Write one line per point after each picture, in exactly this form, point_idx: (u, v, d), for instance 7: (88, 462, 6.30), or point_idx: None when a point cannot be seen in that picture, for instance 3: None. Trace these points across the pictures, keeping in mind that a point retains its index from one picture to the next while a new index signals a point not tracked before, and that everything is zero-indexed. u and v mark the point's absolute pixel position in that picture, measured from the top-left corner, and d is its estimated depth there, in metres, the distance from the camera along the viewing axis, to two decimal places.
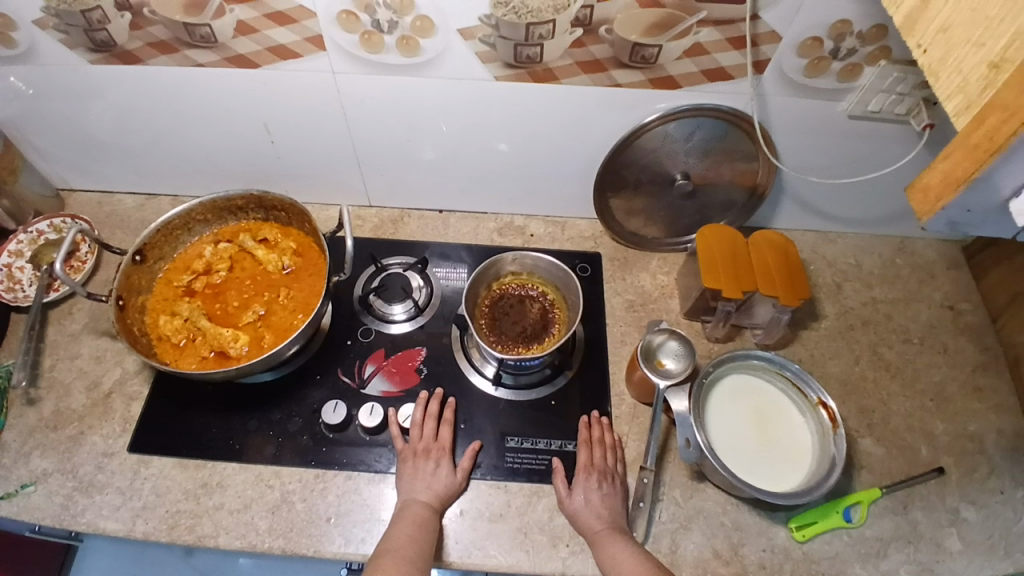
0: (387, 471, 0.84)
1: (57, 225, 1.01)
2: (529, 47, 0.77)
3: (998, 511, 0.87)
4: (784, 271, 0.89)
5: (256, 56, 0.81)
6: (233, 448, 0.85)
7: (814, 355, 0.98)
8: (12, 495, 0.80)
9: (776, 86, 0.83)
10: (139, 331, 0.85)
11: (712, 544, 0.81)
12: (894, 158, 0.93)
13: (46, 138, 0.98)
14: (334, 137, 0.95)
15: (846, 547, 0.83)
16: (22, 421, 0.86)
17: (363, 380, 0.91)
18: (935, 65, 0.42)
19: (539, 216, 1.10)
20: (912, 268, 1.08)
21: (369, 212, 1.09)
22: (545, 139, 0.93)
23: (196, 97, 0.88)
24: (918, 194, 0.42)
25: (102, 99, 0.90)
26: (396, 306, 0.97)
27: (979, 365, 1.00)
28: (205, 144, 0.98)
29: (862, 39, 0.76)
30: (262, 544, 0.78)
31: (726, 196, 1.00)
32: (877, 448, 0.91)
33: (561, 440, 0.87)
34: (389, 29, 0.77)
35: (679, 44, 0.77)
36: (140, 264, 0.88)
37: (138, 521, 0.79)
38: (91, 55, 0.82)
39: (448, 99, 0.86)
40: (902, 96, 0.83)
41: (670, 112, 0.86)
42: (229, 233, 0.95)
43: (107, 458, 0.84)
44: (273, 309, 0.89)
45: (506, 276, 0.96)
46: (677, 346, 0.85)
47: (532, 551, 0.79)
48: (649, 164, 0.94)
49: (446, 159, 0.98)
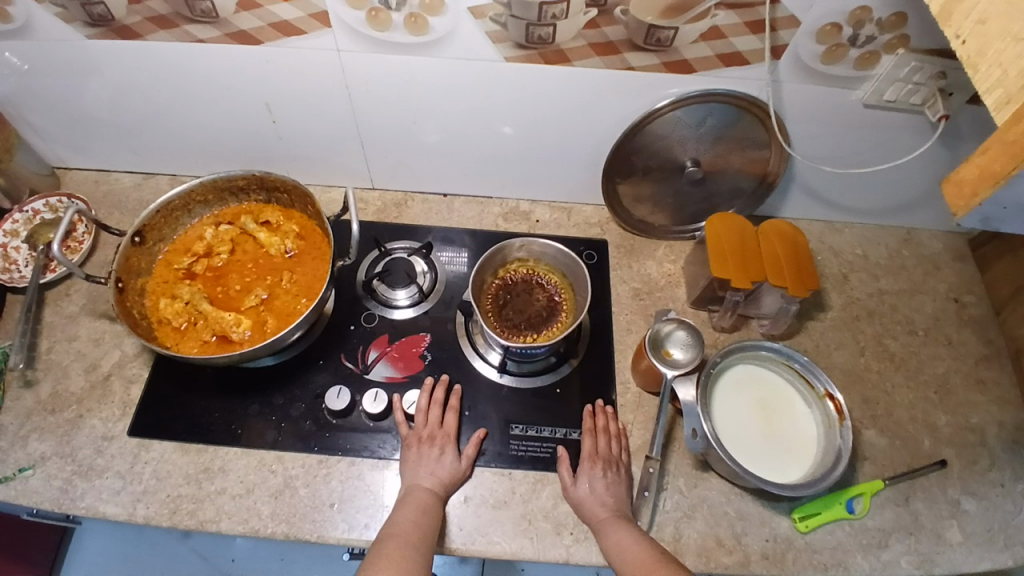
0: (390, 458, 0.83)
1: (53, 204, 0.99)
2: (541, 28, 0.75)
3: (997, 503, 0.88)
4: (793, 261, 0.88)
5: (258, 33, 0.79)
6: (234, 433, 0.84)
7: (820, 346, 0.98)
8: (10, 478, 0.79)
9: (792, 73, 0.81)
10: (139, 314, 0.83)
11: (715, 532, 0.81)
12: (907, 149, 0.92)
13: (41, 115, 0.96)
14: (337, 118, 0.93)
15: (847, 537, 0.83)
16: (20, 404, 0.85)
17: (366, 365, 0.90)
18: (973, 56, 0.41)
19: (544, 202, 1.08)
20: (918, 260, 1.08)
21: (372, 195, 1.07)
22: (553, 123, 0.91)
23: (196, 75, 0.86)
24: (952, 188, 0.41)
25: (100, 76, 0.87)
26: (400, 291, 0.95)
27: (982, 358, 0.99)
28: (205, 123, 0.95)
29: (881, 27, 0.74)
30: (265, 529, 0.78)
31: (735, 184, 0.98)
32: (880, 439, 0.91)
33: (566, 428, 0.87)
34: (397, 6, 0.74)
35: (695, 27, 0.75)
36: (140, 245, 0.86)
37: (139, 506, 0.79)
38: (88, 29, 0.80)
39: (454, 80, 0.84)
40: (918, 86, 0.81)
41: (682, 98, 0.85)
42: (230, 214, 0.94)
43: (107, 442, 0.83)
44: (276, 293, 0.87)
45: (513, 262, 0.95)
46: (684, 336, 0.85)
47: (535, 538, 0.79)
48: (659, 150, 0.93)
49: (451, 142, 0.96)
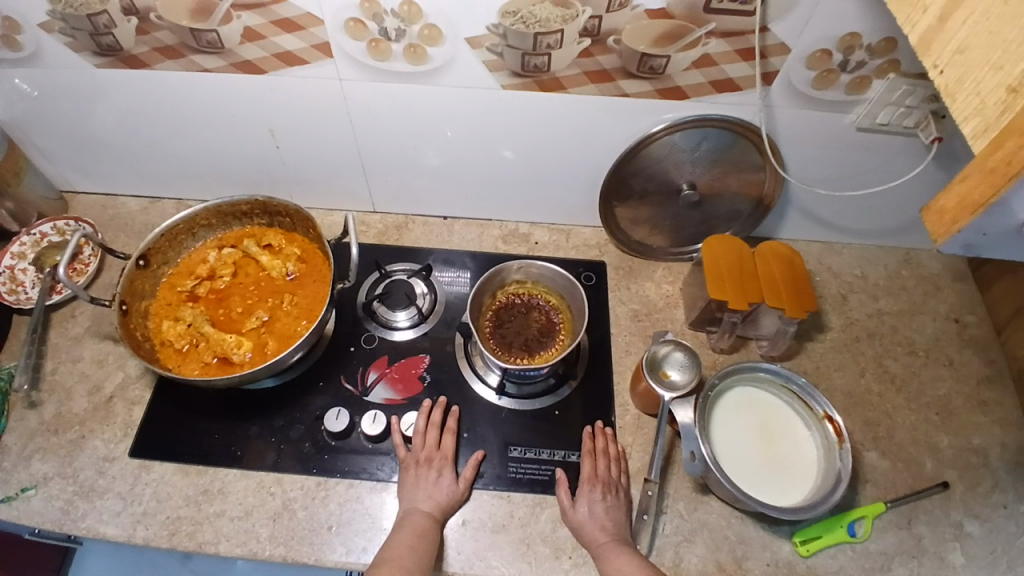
0: (389, 480, 0.83)
1: (61, 227, 1.00)
2: (537, 57, 0.77)
3: (1001, 526, 0.87)
4: (790, 283, 0.88)
5: (263, 62, 0.81)
6: (234, 454, 0.85)
7: (819, 367, 0.97)
8: (12, 498, 0.80)
9: (785, 98, 0.82)
10: (142, 336, 0.85)
11: (715, 556, 0.81)
12: (902, 171, 0.93)
13: (50, 141, 0.98)
14: (340, 144, 0.95)
15: (850, 561, 0.82)
16: (23, 425, 0.86)
17: (366, 387, 0.90)
18: (953, 86, 0.42)
19: (544, 224, 1.09)
20: (917, 280, 1.08)
21: (374, 218, 1.09)
22: (551, 148, 0.93)
23: (201, 103, 0.88)
24: (933, 215, 0.42)
25: (108, 102, 0.90)
26: (400, 313, 0.97)
27: (983, 379, 0.99)
28: (210, 148, 0.98)
29: (871, 52, 0.76)
30: (263, 552, 0.78)
31: (732, 207, 0.99)
32: (882, 461, 0.90)
33: (564, 451, 0.87)
34: (397, 37, 0.76)
35: (688, 55, 0.77)
36: (145, 268, 0.88)
37: (138, 528, 0.79)
38: (97, 59, 0.82)
39: (453, 106, 0.86)
40: (910, 109, 0.82)
41: (677, 122, 0.86)
42: (233, 238, 0.95)
43: (108, 463, 0.84)
44: (277, 315, 0.88)
45: (511, 284, 0.96)
46: (681, 357, 0.85)
47: (534, 563, 0.79)
48: (656, 173, 0.94)
49: (451, 166, 0.98)
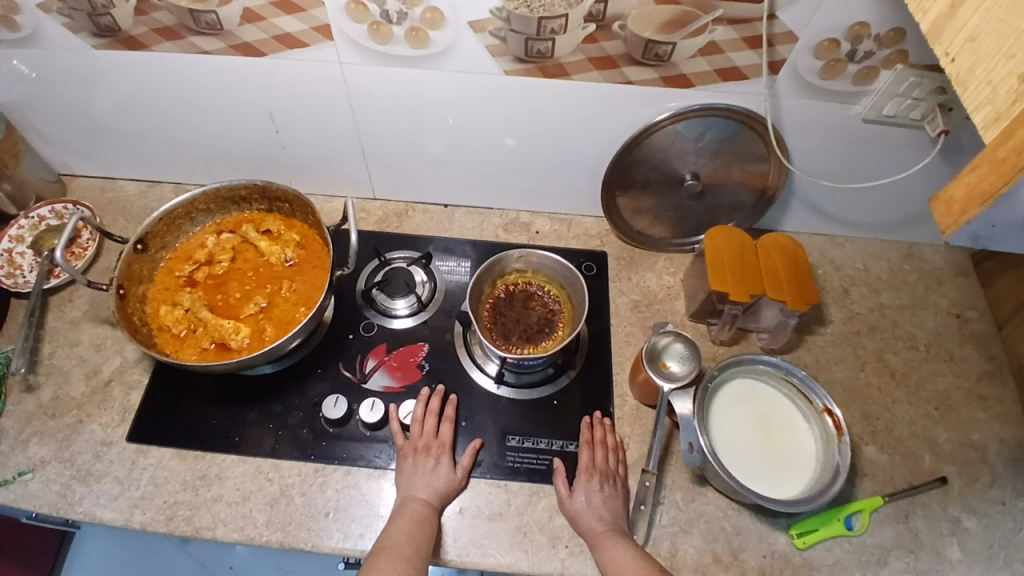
0: (386, 468, 0.83)
1: (59, 211, 1.00)
2: (540, 42, 0.76)
3: (998, 521, 0.87)
4: (792, 276, 0.87)
5: (263, 45, 0.80)
6: (232, 440, 0.85)
7: (819, 360, 0.97)
8: (10, 482, 0.80)
9: (791, 88, 0.81)
10: (140, 321, 0.84)
11: (712, 548, 0.81)
12: (908, 164, 0.92)
13: (49, 123, 0.97)
14: (340, 130, 0.94)
15: (846, 554, 0.82)
16: (21, 408, 0.86)
17: (364, 374, 0.90)
18: (963, 74, 0.41)
19: (545, 213, 1.09)
20: (920, 275, 1.07)
21: (374, 205, 1.08)
22: (553, 136, 0.92)
23: (200, 86, 0.87)
24: (941, 206, 0.41)
25: (107, 84, 0.89)
26: (399, 301, 0.96)
27: (984, 374, 0.98)
28: (209, 132, 0.97)
29: (879, 42, 0.75)
30: (260, 537, 0.78)
31: (735, 198, 0.98)
32: (880, 455, 0.90)
33: (562, 440, 0.87)
34: (398, 20, 0.75)
35: (694, 42, 0.76)
36: (142, 252, 0.87)
37: (136, 512, 0.79)
38: (95, 40, 0.81)
39: (455, 92, 0.85)
40: (917, 101, 0.81)
41: (682, 111, 0.85)
42: (232, 223, 0.95)
43: (105, 448, 0.84)
44: (275, 302, 0.88)
45: (511, 273, 0.95)
46: (681, 349, 0.85)
47: (530, 551, 0.79)
48: (659, 163, 0.93)
49: (452, 153, 0.97)
